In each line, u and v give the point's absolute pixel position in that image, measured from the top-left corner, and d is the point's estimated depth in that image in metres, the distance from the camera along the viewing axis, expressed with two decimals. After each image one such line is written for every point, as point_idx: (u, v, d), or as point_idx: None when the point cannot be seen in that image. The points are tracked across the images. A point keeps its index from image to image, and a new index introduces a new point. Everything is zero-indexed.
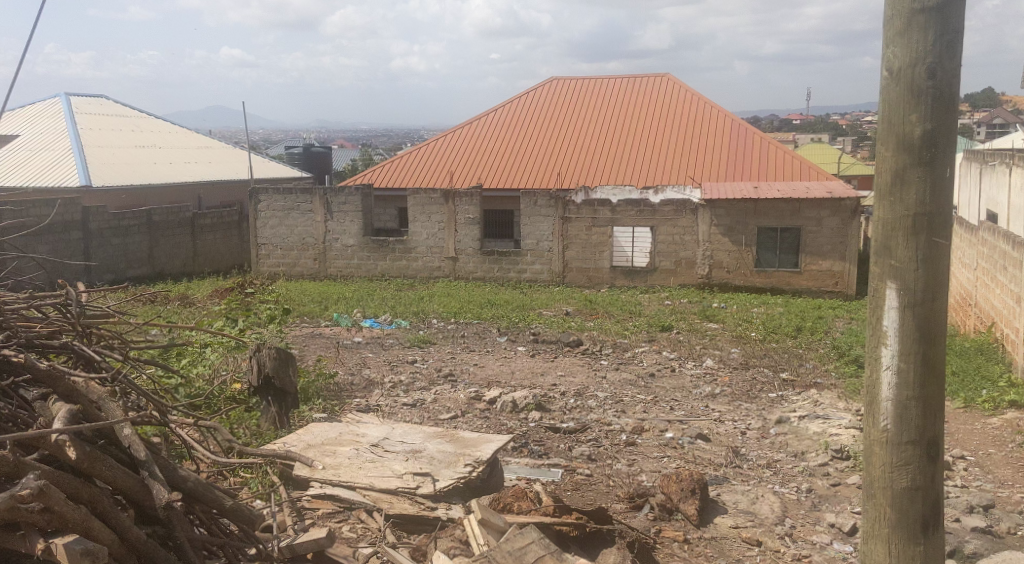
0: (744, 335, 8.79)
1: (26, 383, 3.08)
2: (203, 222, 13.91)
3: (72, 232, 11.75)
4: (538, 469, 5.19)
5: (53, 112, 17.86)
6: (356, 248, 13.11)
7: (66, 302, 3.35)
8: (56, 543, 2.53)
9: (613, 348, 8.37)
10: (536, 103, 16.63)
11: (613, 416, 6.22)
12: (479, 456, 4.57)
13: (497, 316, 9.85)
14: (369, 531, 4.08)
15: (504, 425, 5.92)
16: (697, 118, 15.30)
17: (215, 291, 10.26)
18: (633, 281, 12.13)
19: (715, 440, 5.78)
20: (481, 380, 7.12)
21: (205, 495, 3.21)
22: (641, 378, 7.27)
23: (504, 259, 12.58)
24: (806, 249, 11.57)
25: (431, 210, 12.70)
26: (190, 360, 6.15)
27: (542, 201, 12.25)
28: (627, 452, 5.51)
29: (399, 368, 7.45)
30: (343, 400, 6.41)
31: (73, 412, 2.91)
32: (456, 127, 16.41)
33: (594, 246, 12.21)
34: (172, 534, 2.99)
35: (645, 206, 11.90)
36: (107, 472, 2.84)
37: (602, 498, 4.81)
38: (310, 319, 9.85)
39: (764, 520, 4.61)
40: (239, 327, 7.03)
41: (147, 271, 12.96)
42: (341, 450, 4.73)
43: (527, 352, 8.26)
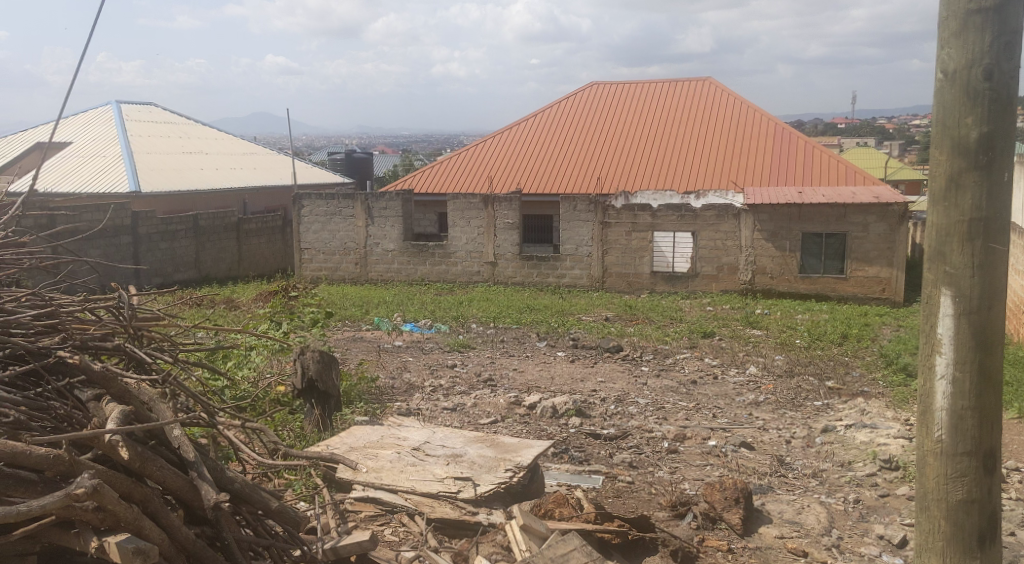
0: (788, 342, 8.67)
1: (81, 384, 3.12)
2: (248, 226, 14.16)
3: (123, 236, 11.99)
4: (579, 476, 5.16)
5: (103, 119, 18.30)
6: (396, 253, 13.21)
7: (119, 305, 3.41)
8: (108, 541, 2.57)
9: (653, 354, 8.32)
10: (578, 107, 16.62)
11: (654, 422, 6.17)
12: (520, 462, 4.56)
13: (537, 321, 9.85)
14: (411, 535, 4.10)
15: (545, 431, 5.92)
16: (740, 121, 15.15)
17: (260, 295, 10.42)
18: (673, 287, 12.05)
19: (759, 449, 5.71)
20: (521, 385, 7.12)
21: (252, 496, 3.27)
22: (683, 385, 7.21)
23: (543, 264, 12.57)
24: (852, 256, 11.38)
25: (470, 215, 12.74)
26: (236, 362, 6.25)
27: (581, 206, 12.22)
28: (669, 459, 5.47)
29: (439, 372, 7.49)
30: (384, 403, 6.47)
31: (126, 413, 2.96)
32: (497, 131, 16.48)
33: (634, 251, 12.15)
34: (220, 535, 3.05)
35: (686, 211, 11.80)
36: (157, 472, 2.88)
37: (644, 506, 4.77)
38: (351, 323, 9.96)
39: (810, 530, 4.53)
40: (283, 331, 7.15)
41: (194, 275, 13.18)
42: (382, 454, 4.76)
43: (567, 357, 8.25)
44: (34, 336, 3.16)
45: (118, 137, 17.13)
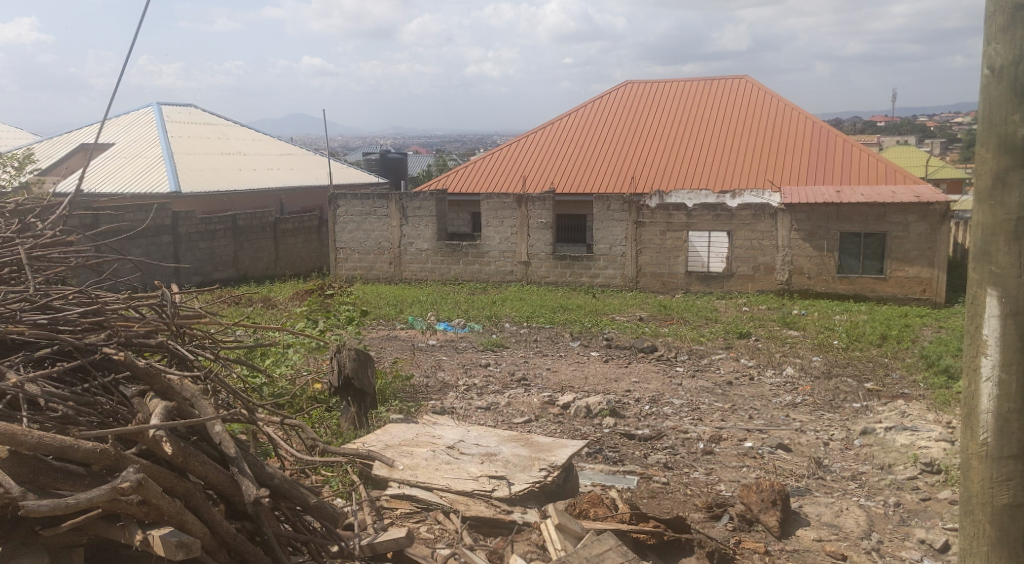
0: (825, 343, 8.56)
1: (125, 380, 3.18)
2: (285, 226, 14.32)
3: (163, 236, 12.19)
4: (614, 476, 5.14)
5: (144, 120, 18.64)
6: (429, 252, 13.27)
7: (161, 303, 3.49)
8: (152, 534, 2.62)
9: (688, 354, 8.26)
10: (612, 106, 16.56)
11: (689, 423, 6.13)
12: (555, 461, 4.56)
13: (570, 321, 9.84)
14: (446, 532, 4.12)
15: (579, 431, 5.91)
16: (777, 120, 14.98)
17: (296, 294, 10.54)
18: (708, 287, 11.95)
19: (796, 451, 5.65)
20: (555, 384, 7.12)
21: (291, 492, 3.31)
22: (719, 386, 7.16)
23: (577, 263, 12.55)
24: (891, 255, 11.21)
25: (504, 215, 12.75)
26: (274, 360, 6.34)
27: (615, 205, 12.18)
28: (704, 460, 5.44)
29: (473, 371, 7.52)
30: (419, 401, 6.51)
31: (169, 409, 3.01)
32: (531, 131, 16.48)
33: (669, 251, 12.09)
34: (260, 530, 3.10)
35: (722, 210, 11.72)
36: (200, 467, 2.94)
37: (680, 507, 4.75)
38: (386, 321, 10.03)
39: (849, 534, 4.48)
40: (320, 329, 7.23)
41: (232, 274, 13.37)
42: (417, 451, 4.79)
43: (601, 357, 8.23)
44: (81, 333, 3.22)
45: (159, 139, 17.42)
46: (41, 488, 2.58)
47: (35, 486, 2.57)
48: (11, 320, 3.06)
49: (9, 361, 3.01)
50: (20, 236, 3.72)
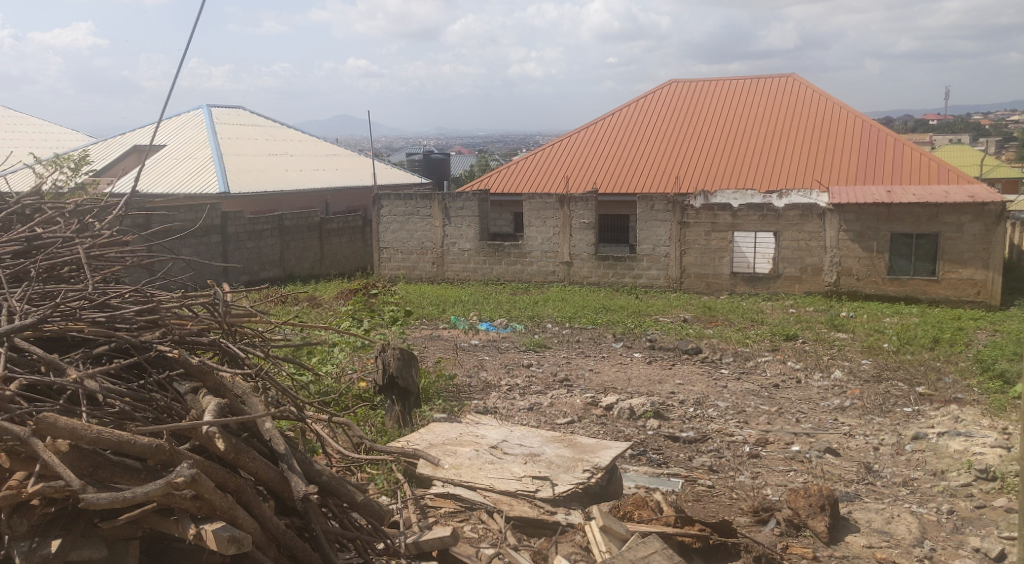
0: (875, 346, 8.39)
1: (179, 377, 3.25)
2: (330, 226, 14.50)
3: (213, 236, 12.41)
4: (657, 478, 5.11)
5: (194, 122, 19.02)
6: (472, 252, 13.32)
7: (214, 301, 3.59)
8: (205, 529, 2.67)
9: (733, 356, 8.17)
10: (656, 106, 16.47)
11: (734, 426, 6.06)
12: (598, 462, 4.54)
13: (613, 321, 9.80)
14: (490, 532, 4.13)
15: (622, 432, 5.89)
16: (826, 119, 14.74)
17: (341, 292, 10.64)
18: (754, 288, 11.81)
19: (845, 455, 5.55)
20: (598, 385, 7.09)
21: (339, 489, 3.36)
22: (765, 389, 7.07)
23: (620, 264, 12.50)
24: (944, 257, 10.96)
25: (546, 215, 12.75)
26: (320, 359, 6.43)
27: (659, 205, 12.09)
28: (751, 464, 5.38)
29: (515, 371, 7.53)
30: (462, 400, 6.55)
31: (222, 406, 3.07)
32: (573, 131, 16.47)
33: (713, 252, 11.97)
34: (309, 526, 3.15)
35: (768, 210, 11.57)
36: (251, 463, 2.99)
37: (725, 511, 4.70)
38: (429, 321, 10.09)
39: (901, 541, 4.40)
40: (364, 327, 7.31)
41: (278, 273, 13.57)
42: (461, 450, 4.81)
43: (644, 358, 8.18)
44: (137, 330, 3.29)
45: (208, 140, 17.75)
46: (100, 482, 2.64)
47: (93, 479, 2.63)
48: (71, 317, 3.13)
49: (70, 357, 3.08)
50: (78, 235, 3.83)
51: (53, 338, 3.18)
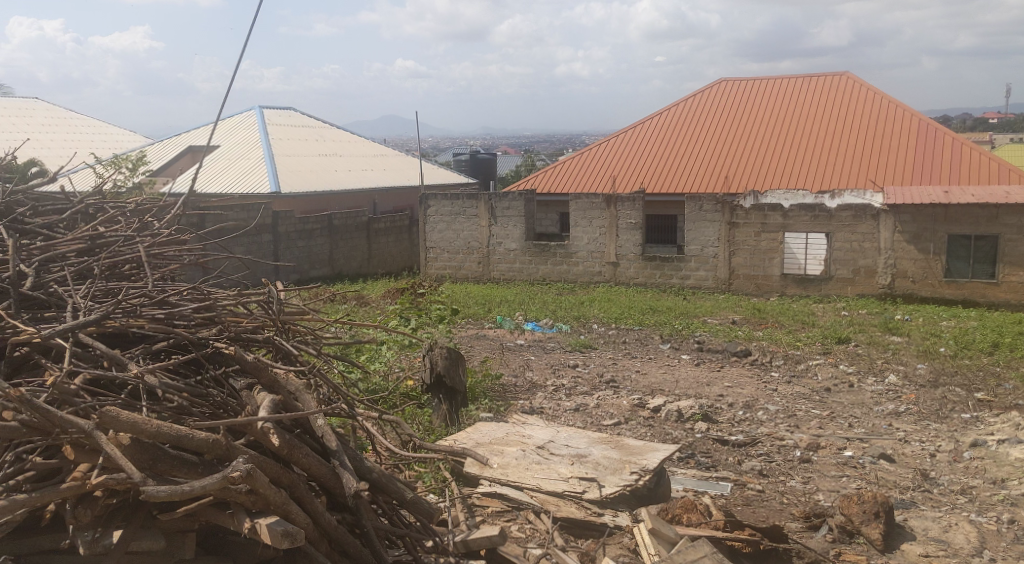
0: (931, 350, 8.18)
1: (236, 374, 3.31)
2: (378, 226, 14.65)
3: (264, 235, 12.64)
4: (706, 482, 5.06)
5: (247, 123, 19.38)
6: (518, 252, 13.33)
7: (269, 299, 3.69)
8: (259, 523, 2.71)
9: (784, 359, 8.04)
10: (705, 105, 16.32)
11: (785, 430, 5.97)
12: (646, 465, 4.51)
13: (659, 323, 9.73)
14: (538, 532, 4.13)
15: (670, 434, 5.84)
16: (881, 117, 14.45)
17: (388, 291, 10.72)
18: (805, 289, 11.61)
19: (900, 462, 5.43)
20: (645, 387, 7.04)
21: (389, 486, 3.39)
22: (816, 392, 6.95)
23: (667, 265, 12.40)
24: (1004, 259, 10.65)
25: (593, 215, 12.70)
26: (369, 357, 6.50)
27: (708, 205, 11.96)
28: (802, 468, 5.29)
29: (561, 371, 7.52)
30: (508, 400, 6.56)
31: (276, 402, 3.12)
32: (621, 131, 16.40)
33: (763, 253, 11.81)
34: (359, 522, 3.18)
35: (820, 211, 11.37)
36: (304, 459, 3.03)
37: (776, 516, 4.63)
38: (475, 320, 10.13)
39: (959, 551, 4.29)
40: (412, 326, 7.37)
41: (328, 272, 13.75)
42: (508, 450, 4.82)
43: (692, 360, 8.10)
44: (194, 328, 3.38)
45: (260, 141, 18.06)
46: (158, 474, 2.70)
47: (153, 472, 2.69)
48: (132, 313, 3.20)
49: (131, 352, 3.15)
50: (139, 234, 3.92)
51: (115, 334, 3.26)
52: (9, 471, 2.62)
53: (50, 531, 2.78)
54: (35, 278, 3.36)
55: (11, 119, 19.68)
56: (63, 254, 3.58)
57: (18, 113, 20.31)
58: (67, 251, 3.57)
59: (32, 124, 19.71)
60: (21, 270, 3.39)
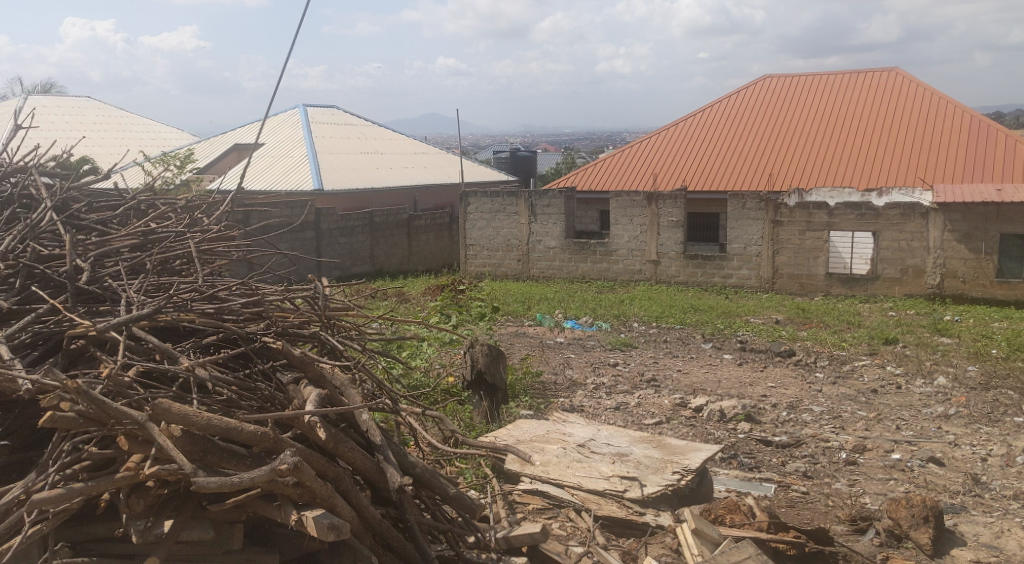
0: (982, 352, 7.98)
1: (283, 367, 3.35)
2: (418, 223, 14.73)
3: (307, 232, 12.79)
4: (749, 483, 5.00)
5: (291, 121, 19.62)
6: (558, 250, 13.31)
7: (315, 295, 3.75)
8: (306, 515, 2.75)
9: (829, 360, 7.92)
10: (749, 102, 16.13)
11: (829, 432, 5.88)
12: (688, 465, 4.48)
13: (701, 322, 9.65)
14: (579, 531, 4.13)
15: (712, 434, 5.79)
16: (931, 114, 14.14)
17: (428, 288, 10.77)
18: (851, 289, 11.41)
19: (950, 465, 5.31)
20: (686, 386, 6.98)
21: (432, 481, 3.41)
22: (862, 394, 6.83)
23: (709, 263, 12.28)
24: None
25: (633, 213, 12.63)
26: (410, 354, 6.55)
27: (751, 203, 11.83)
28: (847, 471, 5.21)
29: (601, 370, 7.49)
30: (548, 398, 6.56)
31: (322, 397, 3.16)
32: (663, 128, 16.29)
33: (808, 252, 11.63)
34: (403, 516, 3.22)
35: (867, 209, 11.17)
36: (349, 453, 3.07)
37: (821, 518, 4.57)
38: (515, 318, 10.13)
39: (1012, 557, 4.18)
40: (452, 323, 7.41)
41: (369, 269, 13.87)
42: (548, 448, 4.82)
43: (735, 360, 8.02)
44: (243, 322, 3.43)
45: (304, 139, 18.28)
46: (208, 466, 2.74)
47: (203, 464, 2.73)
48: (183, 308, 3.25)
49: (181, 346, 3.21)
50: (189, 230, 4.00)
51: (166, 328, 3.32)
52: (66, 460, 2.68)
53: (105, 519, 2.85)
54: (91, 272, 3.44)
55: (64, 118, 20.17)
56: (117, 249, 3.66)
57: (71, 112, 20.81)
58: (121, 246, 3.64)
59: (84, 123, 20.19)
60: (76, 265, 3.47)
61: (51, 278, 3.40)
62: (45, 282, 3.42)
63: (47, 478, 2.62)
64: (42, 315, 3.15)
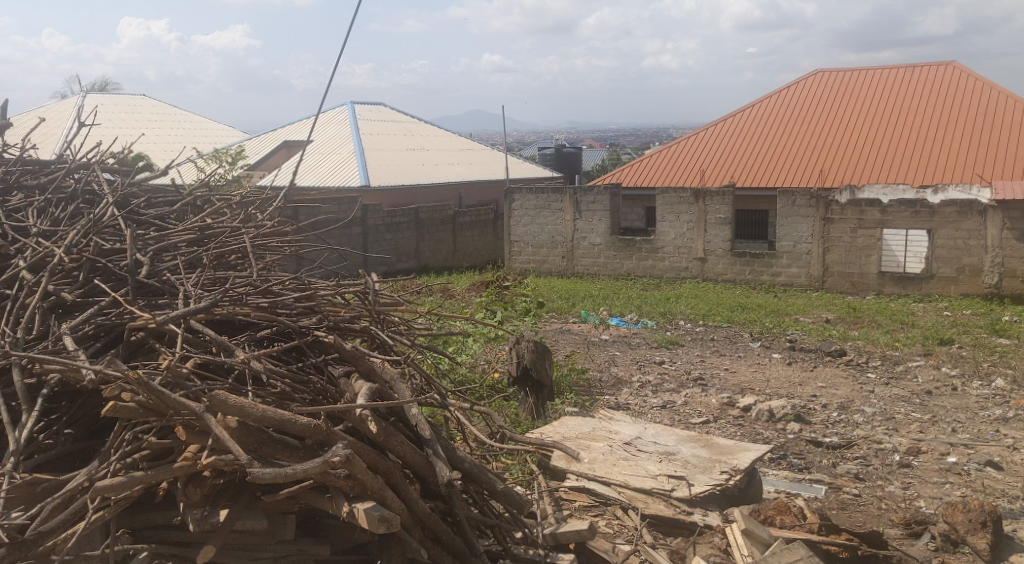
0: None
1: (335, 361, 3.39)
2: (463, 219, 14.79)
3: (354, 228, 12.92)
4: (799, 484, 4.92)
5: (339, 118, 19.83)
6: (603, 247, 13.25)
7: (365, 290, 3.80)
8: (357, 507, 2.78)
9: (881, 360, 7.76)
10: (800, 98, 15.86)
11: (882, 433, 5.76)
12: (737, 465, 4.43)
13: (749, 320, 9.51)
14: (626, 528, 4.11)
15: (761, 434, 5.72)
16: (990, 109, 13.73)
17: (472, 285, 10.80)
18: (904, 289, 11.15)
19: (1009, 469, 5.17)
20: (734, 385, 6.90)
21: (480, 477, 3.43)
22: (917, 395, 6.68)
23: (758, 261, 12.12)
24: None
25: (679, 210, 12.51)
26: (455, 349, 6.58)
27: (801, 201, 11.64)
28: (901, 474, 5.10)
29: (647, 368, 7.44)
30: (594, 395, 6.54)
31: (373, 391, 3.19)
32: (711, 124, 16.10)
33: (859, 249, 11.40)
34: (452, 510, 3.25)
35: (922, 207, 10.90)
36: (399, 447, 3.10)
37: (874, 521, 4.49)
38: (559, 314, 10.12)
39: None
40: (498, 320, 7.43)
41: (414, 265, 13.98)
42: (594, 445, 4.80)
43: (784, 359, 7.89)
44: (296, 316, 3.50)
45: (352, 136, 18.48)
46: (264, 457, 2.79)
47: (258, 454, 2.78)
48: (239, 302, 3.33)
49: (237, 339, 3.28)
50: (244, 226, 4.07)
51: (223, 321, 3.39)
52: (127, 448, 2.76)
53: (163, 507, 2.92)
54: (150, 266, 3.52)
55: (120, 116, 20.66)
56: (175, 244, 3.74)
57: (127, 109, 21.30)
58: (178, 241, 3.73)
59: (139, 120, 20.64)
60: (136, 259, 3.56)
61: (113, 272, 3.49)
62: (107, 276, 3.51)
63: (109, 467, 2.69)
64: (104, 308, 3.24)
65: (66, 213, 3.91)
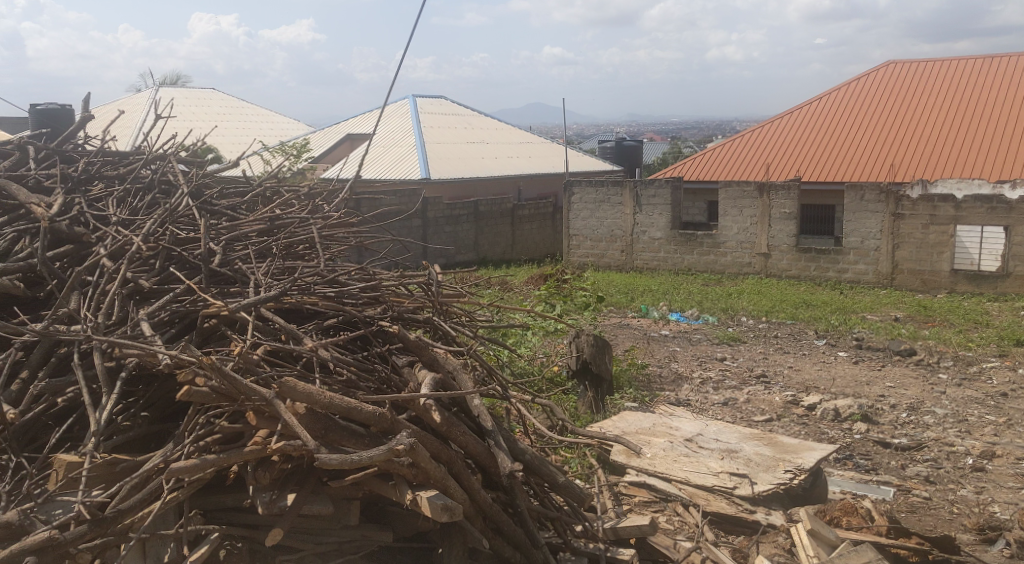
0: None
1: (398, 350, 3.43)
2: (522, 212, 14.79)
3: (414, 220, 13.05)
4: (866, 485, 4.80)
5: (401, 111, 20.02)
6: (663, 241, 13.11)
7: (429, 281, 3.83)
8: (421, 496, 2.81)
9: (953, 361, 7.51)
10: (870, 90, 15.42)
11: (954, 436, 5.58)
12: (802, 464, 4.32)
13: (814, 317, 9.31)
14: (687, 526, 4.09)
15: (826, 434, 5.60)
16: None
17: (530, 278, 10.79)
18: (978, 288, 10.81)
19: None
20: (798, 384, 6.76)
21: (541, 469, 3.42)
22: (991, 397, 6.46)
23: (823, 257, 11.85)
24: None
25: (743, 204, 12.30)
26: (515, 342, 6.60)
27: (870, 195, 11.32)
28: (973, 478, 4.94)
29: (707, 364, 7.35)
30: (653, 390, 6.49)
31: (436, 380, 3.21)
32: (776, 118, 15.81)
33: (931, 246, 11.06)
34: (512, 501, 3.26)
35: (998, 202, 10.52)
36: (461, 437, 3.12)
37: (945, 526, 4.36)
38: (618, 309, 10.05)
39: None
40: (557, 314, 7.41)
41: (473, 258, 14.07)
42: (655, 441, 4.77)
43: (850, 358, 7.70)
44: (361, 306, 3.55)
45: (414, 129, 18.64)
46: (330, 443, 2.84)
47: (325, 441, 2.83)
48: (307, 291, 3.39)
49: (305, 328, 3.34)
50: (311, 217, 4.15)
51: (291, 310, 3.46)
52: (200, 432, 2.84)
53: (233, 490, 3.00)
54: (222, 256, 3.61)
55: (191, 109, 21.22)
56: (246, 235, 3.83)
57: (198, 103, 21.87)
58: (249, 232, 3.81)
59: (209, 113, 21.19)
60: (209, 248, 3.66)
61: (187, 260, 3.59)
62: (182, 264, 3.62)
63: (184, 449, 2.77)
64: (179, 295, 3.33)
65: (144, 204, 4.04)
